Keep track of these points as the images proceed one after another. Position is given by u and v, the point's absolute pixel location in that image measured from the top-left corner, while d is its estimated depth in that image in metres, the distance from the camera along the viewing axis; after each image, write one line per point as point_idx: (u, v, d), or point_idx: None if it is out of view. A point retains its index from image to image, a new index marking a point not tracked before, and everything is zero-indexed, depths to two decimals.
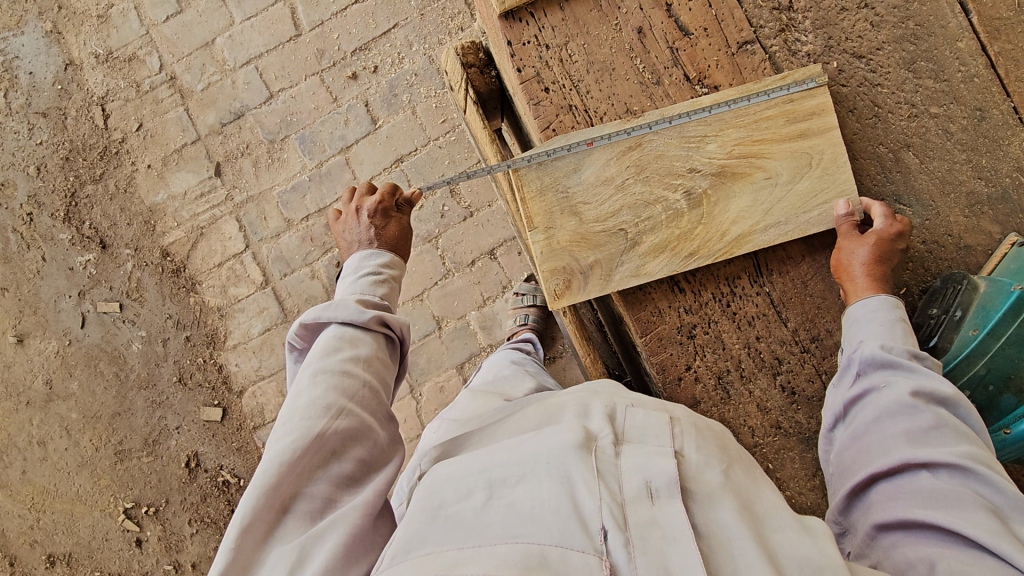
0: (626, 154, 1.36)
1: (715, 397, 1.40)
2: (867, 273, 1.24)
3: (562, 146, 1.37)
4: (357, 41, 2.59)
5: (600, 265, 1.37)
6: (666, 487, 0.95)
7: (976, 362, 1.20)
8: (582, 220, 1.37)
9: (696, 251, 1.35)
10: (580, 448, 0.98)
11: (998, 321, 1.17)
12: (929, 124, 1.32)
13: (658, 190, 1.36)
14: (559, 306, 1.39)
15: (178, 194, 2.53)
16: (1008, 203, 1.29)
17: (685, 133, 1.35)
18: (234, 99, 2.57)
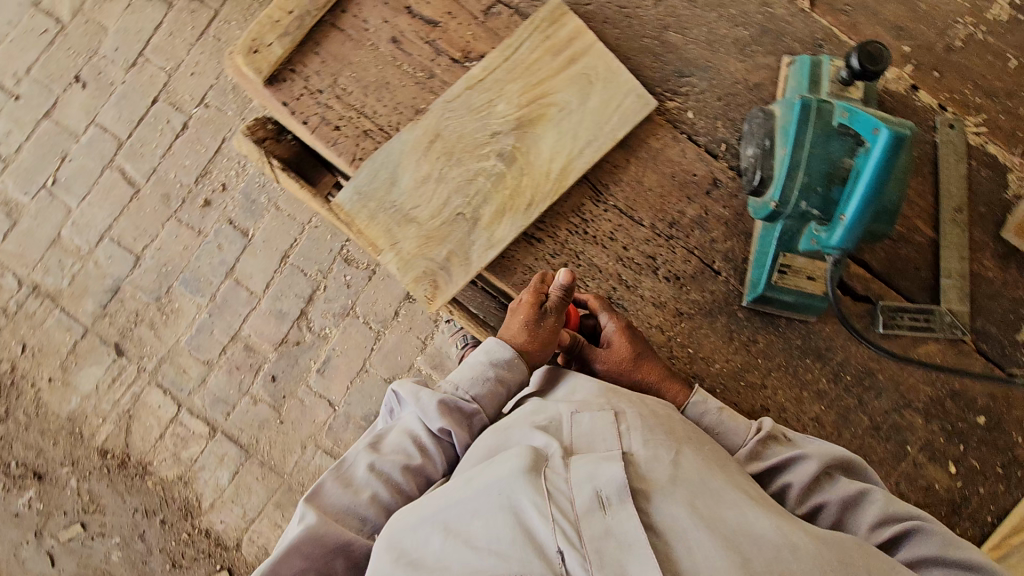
0: (430, 146, 1.19)
1: (637, 325, 1.20)
2: (641, 382, 1.14)
3: (369, 170, 1.18)
4: (194, 170, 2.50)
5: (457, 259, 1.17)
6: (618, 496, 0.82)
7: (797, 175, 1.07)
8: (420, 223, 1.17)
9: (533, 201, 1.18)
10: (526, 472, 0.85)
11: (796, 131, 1.09)
12: (674, 2, 1.29)
13: (474, 164, 1.18)
14: (440, 308, 1.17)
15: (90, 391, 2.42)
16: (769, 34, 1.28)
17: (471, 103, 1.20)
18: (103, 278, 2.46)
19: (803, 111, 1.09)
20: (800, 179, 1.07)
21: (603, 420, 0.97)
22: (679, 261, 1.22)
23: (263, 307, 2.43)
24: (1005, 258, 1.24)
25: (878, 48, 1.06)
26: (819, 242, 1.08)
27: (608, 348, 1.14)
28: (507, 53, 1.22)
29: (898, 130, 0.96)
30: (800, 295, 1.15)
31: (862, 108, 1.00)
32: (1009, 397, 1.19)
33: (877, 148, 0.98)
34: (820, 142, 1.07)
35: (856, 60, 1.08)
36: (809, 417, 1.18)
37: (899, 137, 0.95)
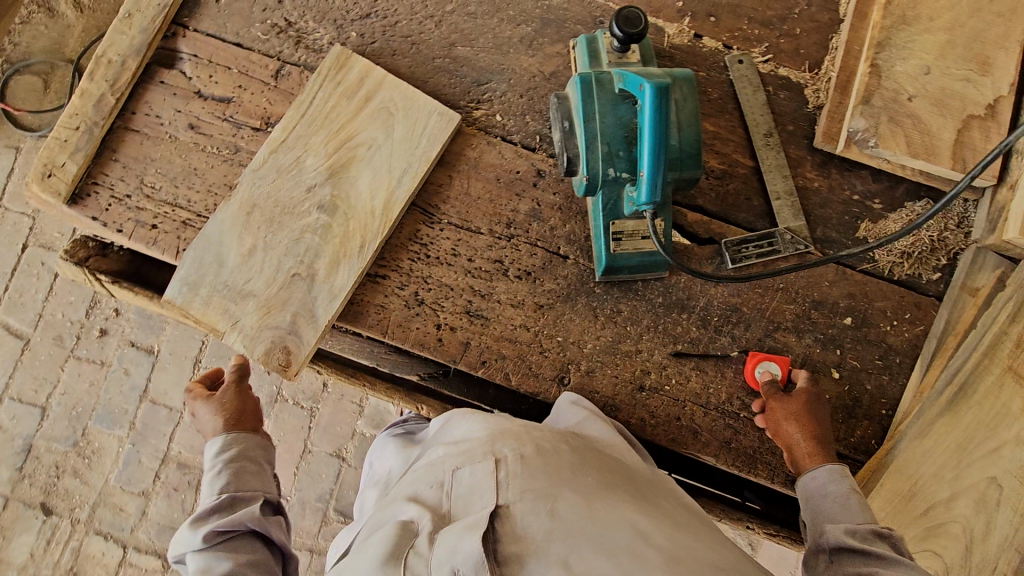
0: (248, 218, 1.18)
1: (502, 330, 1.19)
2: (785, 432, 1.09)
3: (193, 259, 1.17)
4: (81, 303, 2.41)
5: (304, 320, 1.15)
6: (474, 574, 0.78)
7: (596, 146, 1.11)
8: (258, 296, 1.16)
9: (364, 241, 1.17)
10: (384, 567, 0.83)
11: (585, 106, 1.13)
12: (454, 19, 1.33)
13: (297, 222, 1.18)
14: (300, 374, 1.14)
15: (26, 562, 2.25)
16: (551, 24, 1.34)
17: (280, 165, 1.21)
18: (13, 439, 2.32)
19: (586, 86, 1.13)
20: (599, 149, 1.11)
21: (484, 471, 0.92)
22: (526, 257, 1.22)
23: (186, 419, 2.33)
24: (823, 167, 1.30)
25: (633, 11, 1.12)
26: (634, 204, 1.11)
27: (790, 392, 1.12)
28: (304, 108, 1.23)
29: (660, 81, 1.01)
30: (641, 255, 1.18)
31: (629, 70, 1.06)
32: (867, 291, 1.24)
33: (650, 103, 1.02)
34: (607, 110, 1.11)
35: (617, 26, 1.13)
36: (690, 368, 1.19)
37: (662, 88, 1.00)
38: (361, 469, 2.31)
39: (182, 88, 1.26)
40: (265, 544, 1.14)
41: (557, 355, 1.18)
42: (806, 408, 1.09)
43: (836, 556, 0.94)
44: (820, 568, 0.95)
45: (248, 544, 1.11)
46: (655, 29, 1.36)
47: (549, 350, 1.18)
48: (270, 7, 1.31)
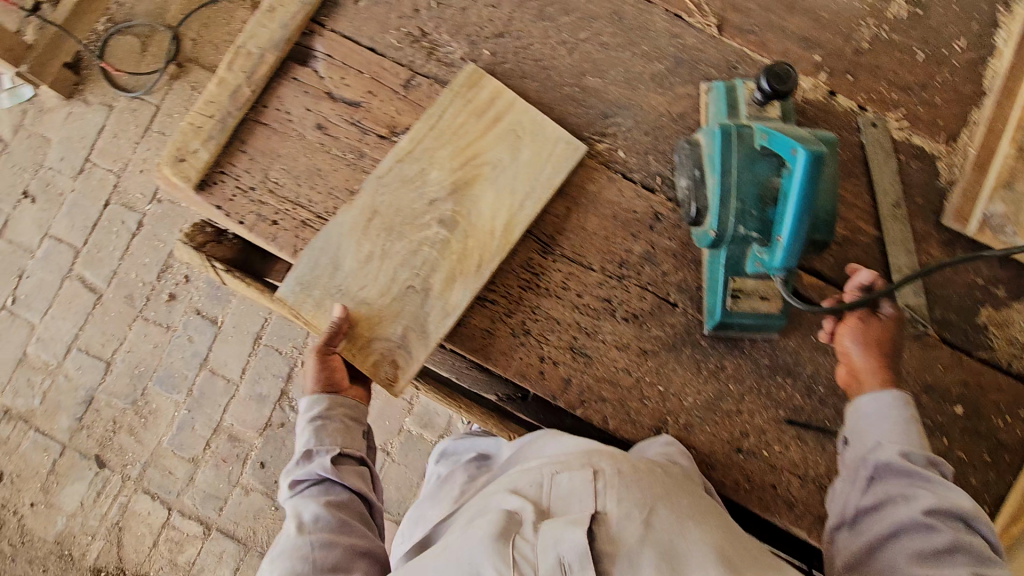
0: (368, 224, 1.18)
1: (604, 371, 1.17)
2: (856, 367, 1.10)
3: (308, 258, 1.17)
4: (155, 266, 2.48)
5: (414, 334, 1.15)
6: (582, 564, 0.79)
7: (729, 202, 1.08)
8: (369, 303, 1.16)
9: (482, 260, 1.18)
10: (493, 540, 0.84)
11: (722, 158, 1.10)
12: (587, 48, 1.31)
13: (416, 234, 1.18)
14: (404, 389, 1.15)
15: (76, 509, 2.33)
16: (684, 64, 1.31)
17: (404, 174, 1.21)
18: (76, 390, 2.40)
19: (724, 138, 1.10)
20: (733, 205, 1.08)
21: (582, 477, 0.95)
22: (635, 300, 1.21)
23: (242, 393, 2.39)
24: (950, 245, 1.26)
25: (785, 70, 1.10)
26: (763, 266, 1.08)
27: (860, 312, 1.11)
28: (434, 119, 1.23)
29: (812, 148, 0.97)
30: (756, 316, 1.15)
31: (778, 131, 1.03)
32: (982, 381, 1.19)
33: (798, 168, 0.99)
34: (745, 166, 1.08)
35: (766, 82, 1.11)
36: (791, 437, 1.16)
37: (816, 155, 0.97)
38: (403, 466, 2.34)
39: (314, 86, 1.27)
40: (343, 491, 1.16)
41: (657, 405, 1.17)
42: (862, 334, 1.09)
43: (879, 478, 1.01)
44: (859, 489, 1.02)
45: (329, 489, 1.15)
46: None
47: (649, 398, 1.17)
48: (407, 16, 1.31)
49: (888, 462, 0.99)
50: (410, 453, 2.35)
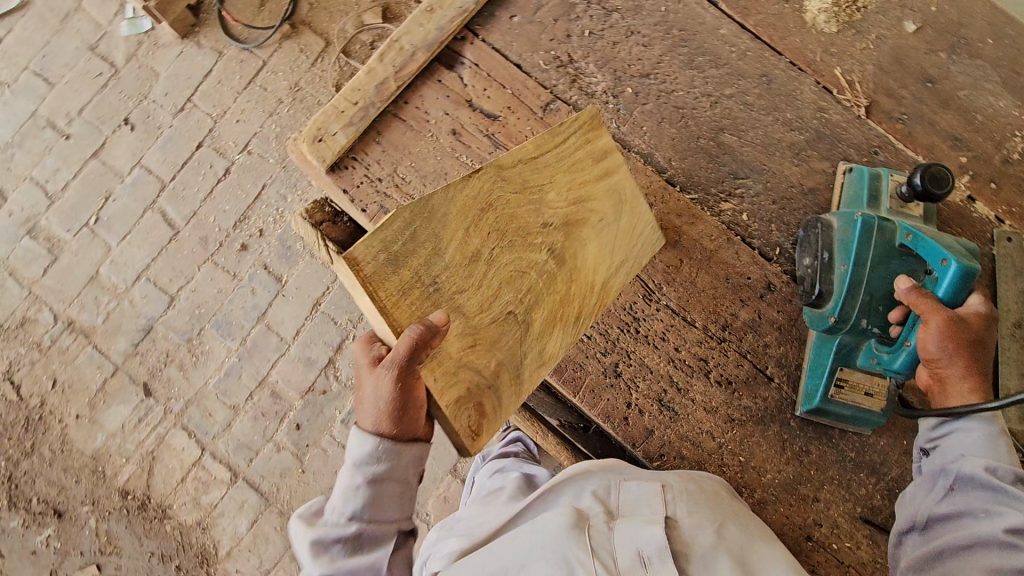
0: (482, 217, 1.04)
1: (688, 429, 1.18)
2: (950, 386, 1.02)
3: (407, 226, 0.97)
4: (233, 214, 2.54)
5: (506, 375, 1.06)
6: (660, 556, 0.90)
7: (858, 293, 1.09)
8: (466, 316, 1.02)
9: (580, 313, 1.14)
10: (572, 528, 0.94)
11: (858, 249, 1.10)
12: (730, 104, 1.30)
13: (527, 255, 1.08)
14: (486, 443, 1.02)
15: (115, 430, 2.42)
16: (824, 139, 1.29)
17: (524, 181, 1.07)
18: (138, 317, 2.48)
19: (867, 228, 1.10)
20: (861, 298, 1.09)
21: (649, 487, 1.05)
22: (731, 365, 1.20)
23: (291, 353, 2.45)
24: None
25: (943, 173, 1.10)
26: (880, 363, 1.10)
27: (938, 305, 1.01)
28: (549, 142, 1.09)
29: (967, 262, 1.01)
30: (857, 411, 1.15)
31: (929, 236, 1.05)
32: None
33: (948, 277, 1.02)
34: (882, 262, 1.10)
35: (920, 180, 1.11)
36: (864, 535, 1.15)
37: (971, 270, 1.00)
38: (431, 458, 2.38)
39: (456, 92, 1.29)
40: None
41: (734, 473, 1.17)
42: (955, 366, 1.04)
43: (958, 489, 1.01)
44: (937, 498, 1.03)
45: None
46: None
47: (728, 466, 1.17)
48: (558, 39, 1.32)
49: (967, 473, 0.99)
50: (440, 447, 2.38)
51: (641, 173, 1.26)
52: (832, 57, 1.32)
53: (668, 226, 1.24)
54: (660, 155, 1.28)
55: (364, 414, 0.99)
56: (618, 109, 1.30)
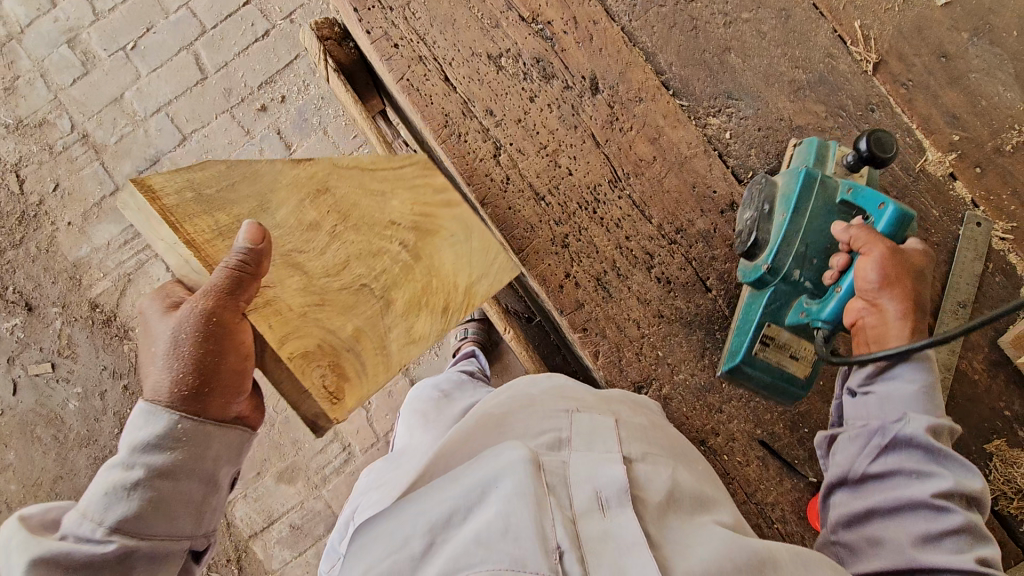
0: (316, 199, 1.03)
1: (616, 312, 1.23)
2: (887, 319, 1.01)
3: (229, 178, 0.99)
4: (261, 75, 2.60)
5: (367, 340, 0.98)
6: (619, 497, 0.81)
7: (794, 243, 1.09)
8: (308, 275, 0.98)
9: (445, 307, 1.05)
10: (528, 467, 0.79)
11: (799, 198, 1.09)
12: (743, 28, 1.32)
13: (376, 241, 1.04)
14: (346, 408, 0.94)
15: (101, 245, 2.51)
16: (826, 84, 1.31)
17: (367, 180, 1.07)
18: (148, 147, 2.55)
19: (809, 181, 1.10)
20: (796, 247, 1.09)
21: (601, 425, 0.96)
22: (674, 267, 1.24)
23: None
24: (990, 366, 1.26)
25: (887, 136, 1.08)
26: (808, 315, 1.10)
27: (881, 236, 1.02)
28: (388, 161, 1.10)
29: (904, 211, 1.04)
30: (779, 374, 1.13)
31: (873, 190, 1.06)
32: None
33: (887, 225, 1.04)
34: (824, 215, 1.09)
35: (865, 145, 1.09)
36: (755, 455, 1.22)
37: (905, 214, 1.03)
38: None
39: None
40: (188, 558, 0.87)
41: (649, 364, 1.22)
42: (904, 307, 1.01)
43: (891, 448, 0.99)
44: (869, 456, 1.00)
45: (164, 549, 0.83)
46: (917, 146, 1.30)
47: (644, 356, 1.22)
48: None
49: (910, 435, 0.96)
50: None
51: (640, 69, 1.30)
52: (855, 9, 1.33)
53: (652, 124, 1.28)
54: (662, 58, 1.32)
55: (150, 370, 0.87)
56: (635, 4, 1.33)
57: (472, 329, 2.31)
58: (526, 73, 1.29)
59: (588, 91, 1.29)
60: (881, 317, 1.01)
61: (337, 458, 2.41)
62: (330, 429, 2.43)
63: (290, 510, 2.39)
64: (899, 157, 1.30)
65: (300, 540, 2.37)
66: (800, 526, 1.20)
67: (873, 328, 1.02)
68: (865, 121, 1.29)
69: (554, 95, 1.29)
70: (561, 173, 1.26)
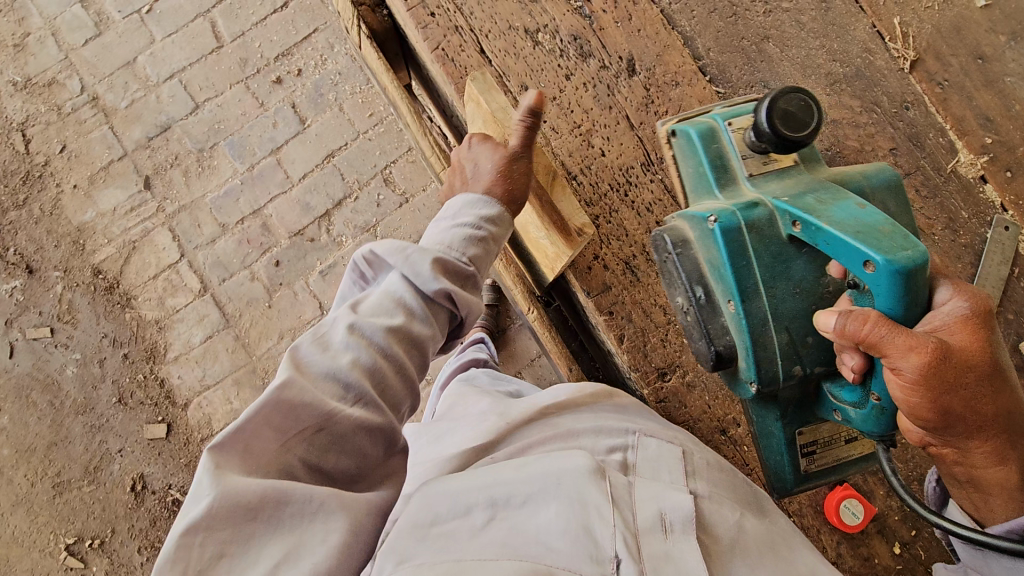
0: None
1: (642, 298, 1.22)
2: (965, 449, 0.86)
3: None
4: (278, 47, 2.56)
5: None
6: (682, 522, 0.84)
7: (765, 330, 0.98)
8: None
9: None
10: (591, 474, 0.85)
11: (740, 279, 0.97)
12: (783, 18, 1.31)
13: None
14: None
15: (106, 211, 2.46)
16: (862, 79, 1.29)
17: None
18: (159, 113, 2.50)
19: (733, 249, 0.97)
20: (773, 344, 0.98)
21: (670, 453, 0.99)
22: None
23: (293, 195, 2.48)
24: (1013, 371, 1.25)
25: (788, 99, 0.93)
26: (849, 421, 0.99)
27: (904, 328, 0.81)
28: None
29: (895, 256, 0.82)
30: (839, 466, 1.11)
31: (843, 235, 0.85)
32: None
33: (885, 284, 0.83)
34: (778, 277, 0.96)
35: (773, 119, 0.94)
36: None
37: (894, 259, 0.82)
38: None
39: None
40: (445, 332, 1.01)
41: (673, 351, 1.21)
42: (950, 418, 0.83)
43: None
44: None
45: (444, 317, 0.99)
46: (950, 147, 1.29)
47: (669, 342, 1.21)
48: None
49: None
50: None
51: (677, 51, 1.27)
52: (896, 5, 1.32)
53: (688, 108, 1.26)
54: (700, 42, 1.30)
55: None
56: None
57: (480, 316, 2.30)
58: (562, 50, 1.26)
59: (624, 72, 1.26)
60: (961, 451, 0.87)
61: None
62: None
63: None
64: (931, 156, 1.29)
65: None
66: (816, 520, 1.21)
67: (956, 459, 0.89)
68: (899, 119, 1.28)
69: (590, 74, 1.26)
70: (594, 154, 1.24)
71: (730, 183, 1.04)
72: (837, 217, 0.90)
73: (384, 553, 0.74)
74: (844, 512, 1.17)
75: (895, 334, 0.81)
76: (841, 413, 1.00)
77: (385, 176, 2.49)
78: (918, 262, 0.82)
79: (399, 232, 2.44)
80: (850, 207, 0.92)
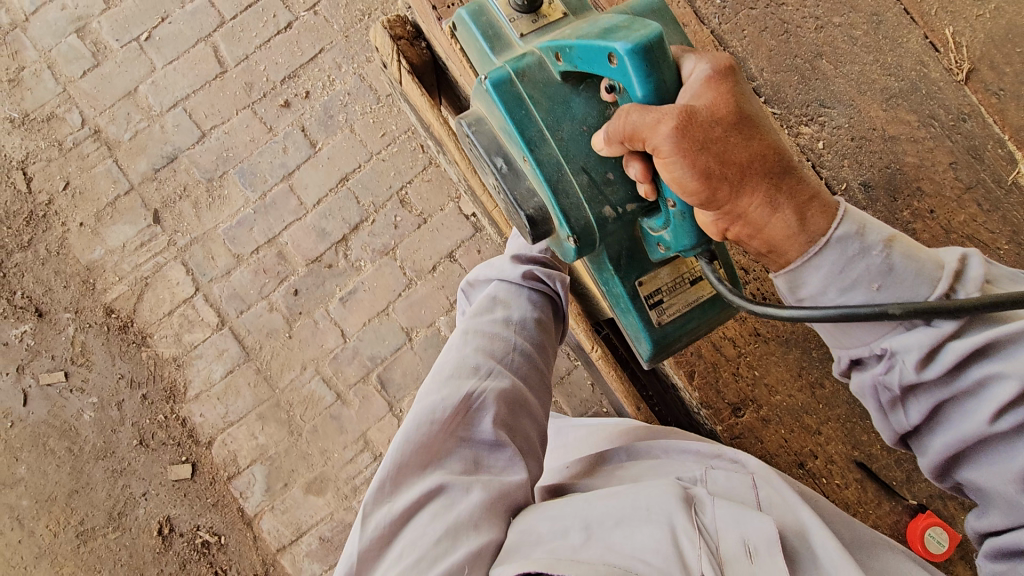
0: None
1: (711, 336, 1.29)
2: (742, 215, 0.83)
3: None
4: (284, 69, 2.49)
5: None
6: (770, 550, 0.79)
7: (568, 181, 0.98)
8: None
9: None
10: (681, 501, 0.84)
11: (523, 132, 0.99)
12: (835, 33, 1.30)
13: None
14: None
15: (116, 248, 2.38)
16: (917, 92, 1.27)
17: None
18: (165, 144, 2.43)
19: (507, 100, 0.99)
20: (574, 189, 0.99)
21: (742, 484, 0.99)
22: (768, 284, 1.34)
23: (307, 221, 2.41)
24: None
25: None
26: (667, 245, 0.99)
27: (650, 106, 0.83)
28: None
29: (630, 39, 0.85)
30: (694, 311, 1.11)
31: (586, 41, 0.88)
32: None
33: (632, 69, 0.86)
34: (561, 119, 0.99)
35: None
36: (854, 477, 1.22)
37: (630, 47, 0.84)
38: (418, 357, 2.31)
39: None
40: (555, 314, 1.15)
41: (745, 385, 1.27)
42: (713, 172, 0.80)
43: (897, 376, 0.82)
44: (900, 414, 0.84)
45: (547, 298, 1.12)
46: (1009, 158, 1.24)
47: (741, 376, 1.27)
48: None
49: (906, 371, 0.80)
50: (429, 349, 2.33)
51: None
52: (946, 15, 1.30)
53: None
54: (753, 63, 1.30)
55: None
56: (725, 6, 1.32)
57: None
58: None
59: None
60: (742, 220, 0.83)
61: (368, 469, 2.24)
62: (360, 439, 2.26)
63: (320, 522, 2.20)
64: (991, 168, 1.24)
65: (330, 554, 2.18)
66: None
67: (748, 233, 0.84)
68: (957, 133, 1.25)
69: None
70: None
71: (506, 48, 1.08)
72: (587, 31, 0.93)
73: (497, 564, 0.79)
74: (929, 541, 1.15)
75: (634, 108, 0.85)
76: (660, 240, 1.00)
77: (401, 197, 2.42)
78: (652, 40, 0.85)
79: (420, 253, 2.37)
80: (600, 21, 0.96)
